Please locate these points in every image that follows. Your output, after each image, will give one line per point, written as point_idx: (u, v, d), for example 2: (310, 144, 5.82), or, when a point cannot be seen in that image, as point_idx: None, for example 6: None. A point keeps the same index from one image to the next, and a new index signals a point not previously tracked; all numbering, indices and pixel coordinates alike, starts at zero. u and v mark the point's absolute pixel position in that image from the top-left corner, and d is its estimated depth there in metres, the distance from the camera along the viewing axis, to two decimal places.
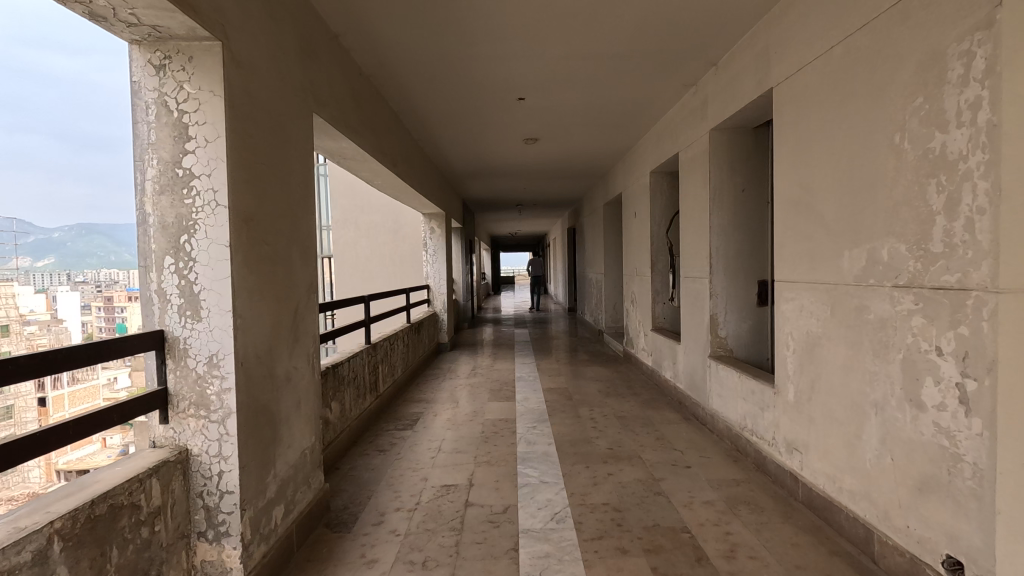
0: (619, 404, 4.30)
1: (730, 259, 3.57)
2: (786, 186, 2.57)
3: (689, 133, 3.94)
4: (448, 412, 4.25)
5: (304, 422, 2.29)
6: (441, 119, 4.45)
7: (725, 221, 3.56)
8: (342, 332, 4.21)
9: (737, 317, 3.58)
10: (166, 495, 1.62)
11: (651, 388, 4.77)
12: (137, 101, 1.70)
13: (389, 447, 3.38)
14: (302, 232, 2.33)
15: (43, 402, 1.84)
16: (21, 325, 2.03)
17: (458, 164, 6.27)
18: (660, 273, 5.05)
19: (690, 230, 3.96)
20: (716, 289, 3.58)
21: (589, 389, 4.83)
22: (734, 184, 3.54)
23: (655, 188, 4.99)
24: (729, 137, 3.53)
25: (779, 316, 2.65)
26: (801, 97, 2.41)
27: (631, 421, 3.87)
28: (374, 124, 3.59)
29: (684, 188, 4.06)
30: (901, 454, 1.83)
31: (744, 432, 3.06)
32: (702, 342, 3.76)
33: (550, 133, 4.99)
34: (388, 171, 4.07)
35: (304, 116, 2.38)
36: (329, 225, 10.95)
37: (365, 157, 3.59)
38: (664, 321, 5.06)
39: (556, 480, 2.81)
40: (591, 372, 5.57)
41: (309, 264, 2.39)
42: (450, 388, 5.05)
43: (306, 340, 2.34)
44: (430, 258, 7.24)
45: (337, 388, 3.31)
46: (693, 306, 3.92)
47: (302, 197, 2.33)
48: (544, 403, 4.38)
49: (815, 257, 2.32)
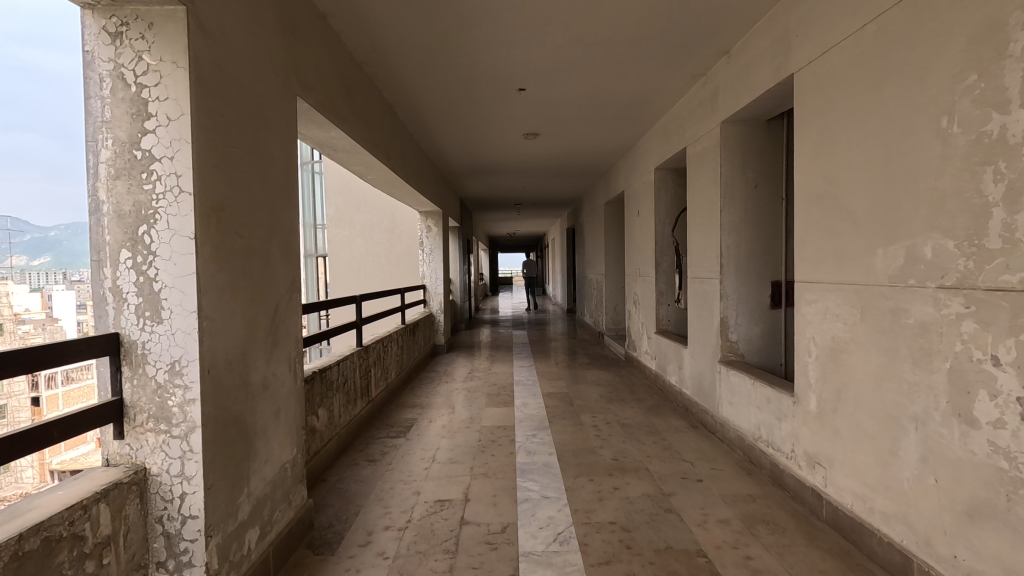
0: (622, 410, 4.11)
1: (741, 259, 3.38)
2: (808, 179, 2.38)
3: (697, 126, 3.75)
4: (443, 418, 4.05)
5: (283, 434, 2.09)
6: (437, 111, 4.26)
7: (736, 219, 3.38)
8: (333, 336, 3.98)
9: (748, 320, 3.39)
10: (117, 522, 1.42)
11: (655, 393, 4.58)
12: (89, 73, 1.50)
13: (380, 457, 3.18)
14: (284, 226, 2.13)
15: (34, 403, 1.57)
16: (14, 324, 1.63)
17: (455, 160, 6.08)
18: (664, 274, 4.86)
19: (699, 228, 3.76)
20: (726, 291, 3.39)
21: (590, 394, 4.64)
22: (746, 179, 3.36)
23: (660, 185, 4.81)
24: (741, 130, 3.35)
25: (799, 319, 2.46)
26: (825, 83, 2.23)
27: (635, 428, 3.68)
28: (366, 114, 3.40)
29: (692, 184, 3.88)
30: (946, 475, 1.64)
31: (757, 443, 2.87)
32: (710, 347, 3.58)
33: (551, 127, 4.80)
34: (381, 164, 3.87)
35: (286, 99, 2.19)
36: (323, 224, 10.74)
37: (356, 149, 3.39)
38: (668, 323, 4.88)
39: (558, 495, 2.61)
40: (592, 376, 5.38)
41: (291, 261, 2.18)
42: (445, 393, 4.85)
43: (287, 343, 2.14)
44: (426, 258, 7.04)
45: (324, 394, 3.10)
46: (701, 308, 3.74)
47: (283, 188, 2.13)
48: (544, 409, 4.19)
49: (842, 256, 2.13)
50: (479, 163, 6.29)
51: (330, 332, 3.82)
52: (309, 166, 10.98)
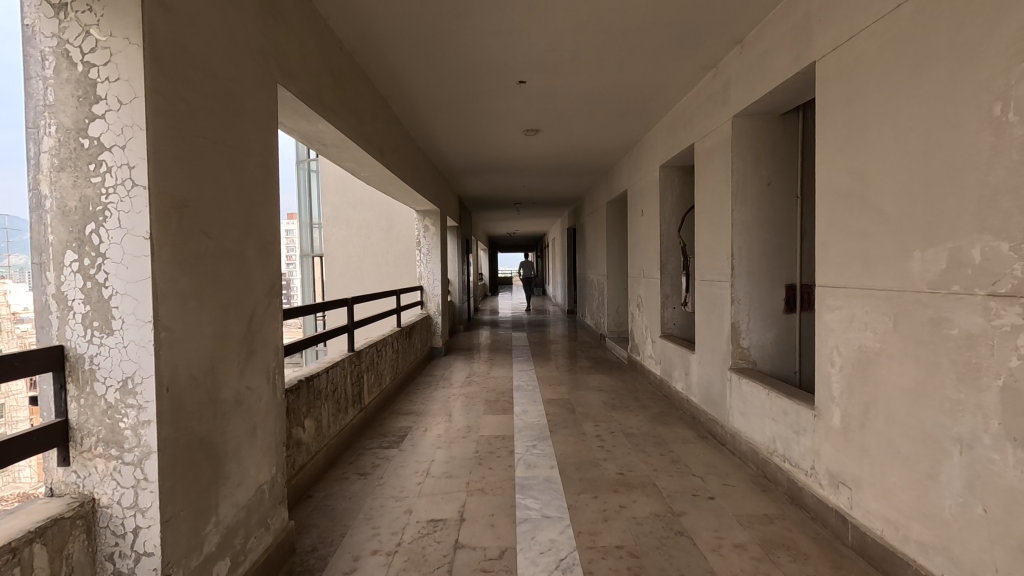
0: (626, 419, 3.93)
1: (754, 261, 3.20)
2: (832, 176, 2.20)
3: (706, 121, 3.58)
4: (439, 427, 3.86)
5: (260, 452, 1.90)
6: (434, 104, 4.08)
7: (748, 218, 3.20)
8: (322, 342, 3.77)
9: (761, 325, 3.21)
10: (58, 563, 1.24)
11: (660, 400, 4.40)
12: (29, 51, 1.31)
13: (371, 471, 3.00)
14: (261, 225, 1.95)
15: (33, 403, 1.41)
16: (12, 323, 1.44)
17: (454, 158, 5.89)
18: (670, 275, 4.68)
19: (708, 228, 3.59)
20: (737, 294, 3.21)
21: (592, 401, 4.46)
22: (758, 177, 3.18)
23: (665, 184, 4.64)
24: (755, 125, 3.18)
25: (821, 327, 2.28)
26: (852, 71, 2.06)
27: (640, 438, 3.50)
28: (358, 107, 3.22)
29: (701, 182, 3.70)
30: (997, 505, 1.47)
31: (773, 457, 2.69)
32: (720, 353, 3.40)
33: (552, 123, 4.62)
34: (374, 160, 3.69)
35: (266, 86, 2.00)
36: (319, 223, 10.55)
37: (347, 144, 3.21)
38: (674, 327, 4.69)
39: (560, 514, 2.43)
40: (594, 381, 5.19)
41: (269, 263, 2.00)
42: (442, 399, 4.67)
43: (264, 353, 1.95)
44: (424, 258, 6.86)
45: (312, 404, 2.92)
46: (710, 313, 3.56)
47: (261, 182, 1.94)
48: (545, 418, 4.00)
49: (873, 257, 1.95)
50: (478, 160, 6.11)
51: (319, 337, 3.62)
52: (304, 164, 10.78)
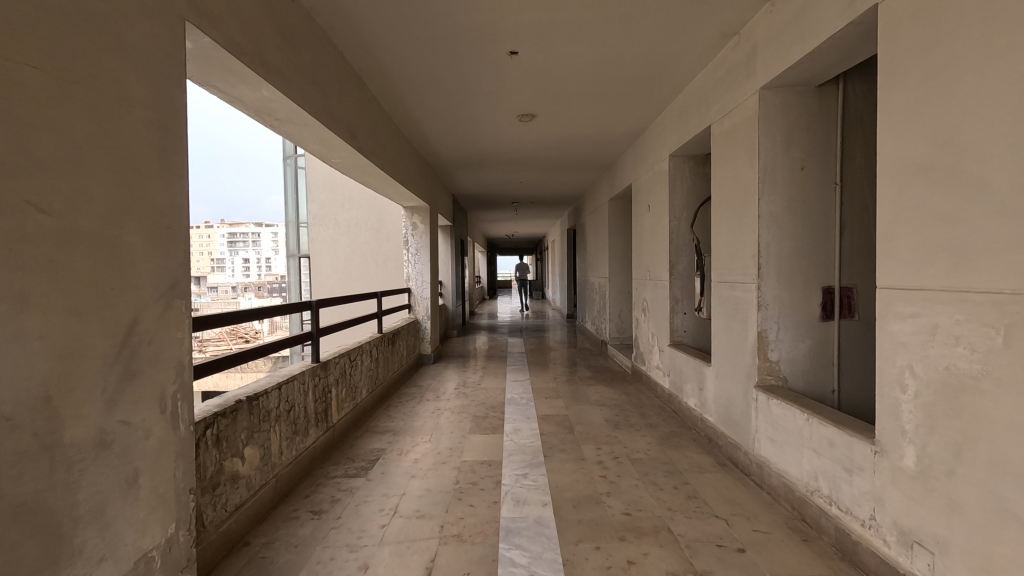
0: (632, 440, 3.44)
1: (785, 259, 2.73)
2: (903, 147, 1.71)
3: (725, 98, 3.10)
4: (418, 448, 3.37)
5: (147, 510, 1.41)
6: (416, 82, 3.61)
7: (777, 209, 2.72)
8: (280, 350, 3.25)
9: (792, 335, 2.73)
10: None
11: (669, 418, 3.91)
12: None
13: (327, 509, 2.50)
14: (156, 204, 1.46)
15: None
16: None
17: (443, 148, 5.41)
18: (681, 277, 4.19)
19: (727, 221, 3.11)
20: (765, 299, 2.73)
21: (593, 417, 3.97)
22: (790, 160, 2.71)
23: (675, 175, 4.17)
24: (786, 98, 2.70)
25: (884, 340, 1.79)
26: (933, 9, 1.59)
27: (650, 465, 3.01)
28: (319, 76, 2.75)
29: (719, 170, 3.22)
30: None
31: (814, 498, 2.21)
32: (743, 367, 2.91)
33: (549, 106, 4.15)
34: (344, 143, 3.22)
35: (169, 22, 1.53)
36: (305, 222, 10.09)
37: (306, 120, 2.75)
38: (684, 335, 4.21)
39: (553, 573, 1.94)
40: (595, 394, 4.70)
41: (170, 254, 1.52)
42: (425, 414, 4.17)
43: (159, 374, 1.46)
44: (411, 258, 6.33)
45: (257, 428, 2.43)
46: (730, 320, 3.07)
47: (153, 148, 1.46)
48: (540, 439, 3.49)
49: (971, 250, 1.47)
50: (470, 151, 5.65)
51: (274, 345, 3.09)
52: (291, 160, 10.33)
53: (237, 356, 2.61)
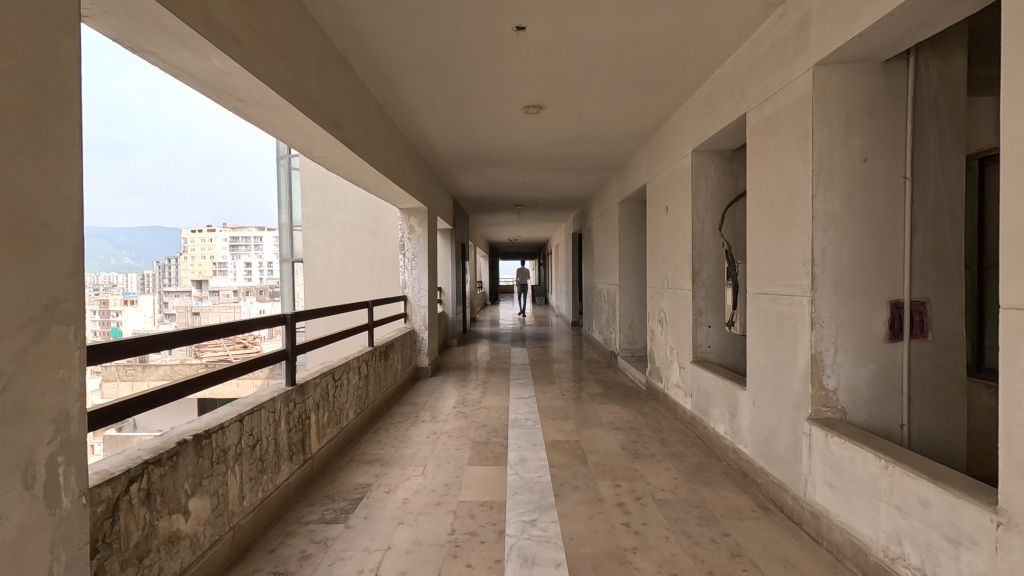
0: (655, 474, 3.01)
1: (843, 268, 2.29)
2: None
3: (767, 80, 2.68)
4: (408, 483, 2.92)
5: None
6: (409, 65, 3.20)
7: (834, 208, 2.29)
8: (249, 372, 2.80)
9: (852, 358, 2.29)
10: None
11: (694, 446, 3.47)
12: None
13: (294, 571, 2.05)
14: (19, 193, 1.04)
15: None
16: None
17: (442, 144, 5.00)
18: (705, 286, 3.76)
19: (769, 222, 2.67)
20: (820, 316, 2.29)
21: (607, 443, 3.53)
22: (850, 150, 2.27)
23: (699, 172, 3.74)
24: (846, 76, 2.26)
25: (1012, 379, 1.36)
26: None
27: (680, 508, 2.57)
28: (290, 51, 2.33)
29: (758, 165, 2.79)
30: None
31: (900, 569, 1.77)
32: (790, 395, 2.46)
33: (558, 94, 3.73)
34: (324, 132, 2.81)
35: None
36: (300, 225, 9.68)
37: (276, 102, 2.32)
38: (709, 351, 3.77)
39: None
40: (607, 414, 4.25)
41: (43, 266, 1.09)
42: (419, 438, 3.73)
43: (20, 433, 1.03)
44: (408, 263, 5.92)
45: (207, 473, 1.99)
46: (772, 339, 2.63)
47: (16, 115, 1.03)
48: (548, 472, 3.05)
49: None
50: (471, 148, 5.24)
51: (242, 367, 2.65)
52: (284, 160, 9.93)
53: (195, 380, 2.17)
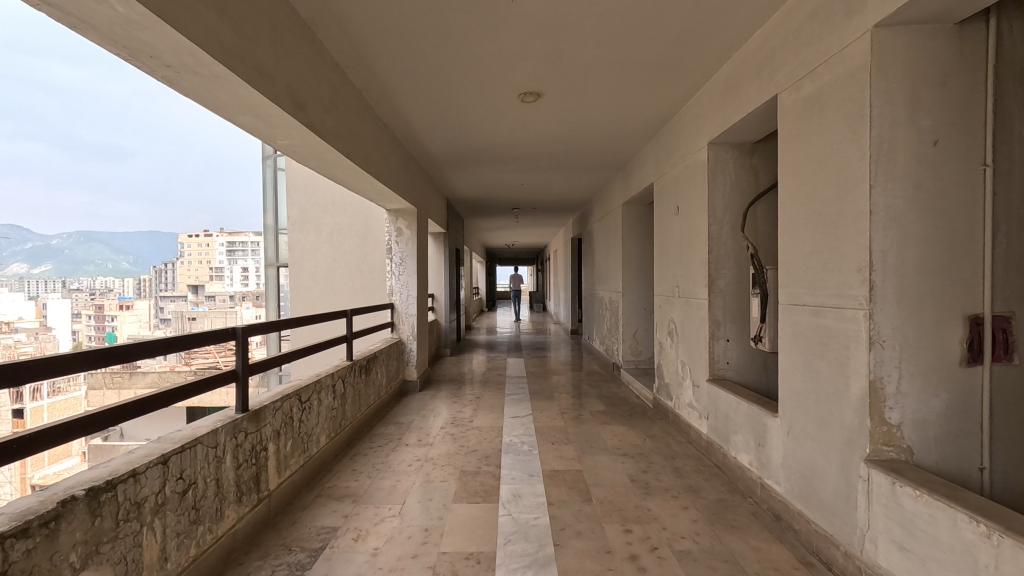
0: (672, 515, 2.57)
1: (909, 276, 1.86)
2: None
3: (807, 53, 2.26)
4: (381, 528, 2.48)
5: None
6: (387, 42, 2.79)
7: (896, 202, 1.87)
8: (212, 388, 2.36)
9: (920, 387, 1.86)
10: None
11: (712, 477, 3.03)
12: None
13: None
14: None
15: None
16: None
17: (430, 138, 4.58)
18: (723, 295, 3.33)
19: (810, 220, 2.25)
20: (880, 336, 1.87)
21: (614, 475, 3.09)
22: (917, 131, 1.86)
23: (716, 167, 3.32)
24: (912, 41, 1.85)
25: None
26: None
27: (706, 564, 2.13)
28: (233, 8, 1.90)
29: (794, 154, 2.37)
30: None
31: None
32: (840, 429, 2.03)
33: (558, 78, 3.31)
34: (284, 114, 2.38)
35: None
36: (285, 228, 9.28)
37: (215, 70, 1.90)
38: (727, 368, 3.34)
39: None
40: (612, 437, 3.82)
41: None
42: (399, 467, 3.28)
43: None
44: (395, 269, 5.49)
45: (107, 537, 1.54)
46: (816, 359, 2.20)
47: None
48: (546, 513, 2.61)
49: None
50: (463, 144, 4.82)
51: (194, 389, 2.20)
52: (269, 161, 9.54)
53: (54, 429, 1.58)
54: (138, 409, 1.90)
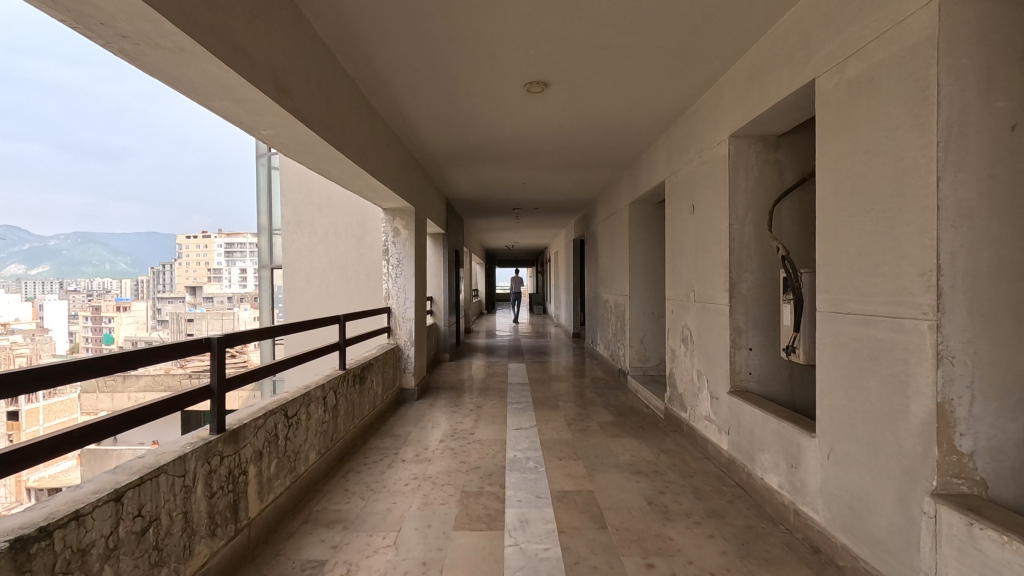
0: (696, 544, 2.32)
1: (983, 281, 1.61)
2: None
3: (854, 30, 2.00)
4: (374, 561, 2.21)
5: None
6: (382, 22, 2.54)
7: (969, 196, 1.62)
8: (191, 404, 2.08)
9: (998, 411, 1.60)
10: None
11: (735, 500, 2.78)
12: None
13: None
14: None
15: None
16: None
17: (429, 132, 4.33)
18: (745, 300, 3.08)
19: (858, 217, 1.99)
20: (949, 351, 1.62)
21: (628, 496, 2.84)
22: (993, 114, 1.60)
23: (738, 161, 3.07)
24: (987, 10, 1.60)
25: None
26: None
27: None
28: None
29: (838, 144, 2.11)
30: None
31: None
32: (898, 455, 1.77)
33: (567, 65, 3.06)
34: (265, 98, 2.13)
35: None
36: (280, 229, 9.02)
37: (181, 43, 1.64)
38: (749, 379, 3.09)
39: None
40: (623, 452, 3.56)
41: None
42: (394, 487, 3.02)
43: None
44: (392, 270, 5.22)
45: None
46: (866, 375, 1.94)
47: None
48: (556, 542, 2.36)
49: None
50: (462, 139, 4.57)
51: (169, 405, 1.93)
52: (264, 159, 9.29)
53: None
54: (89, 437, 1.59)
